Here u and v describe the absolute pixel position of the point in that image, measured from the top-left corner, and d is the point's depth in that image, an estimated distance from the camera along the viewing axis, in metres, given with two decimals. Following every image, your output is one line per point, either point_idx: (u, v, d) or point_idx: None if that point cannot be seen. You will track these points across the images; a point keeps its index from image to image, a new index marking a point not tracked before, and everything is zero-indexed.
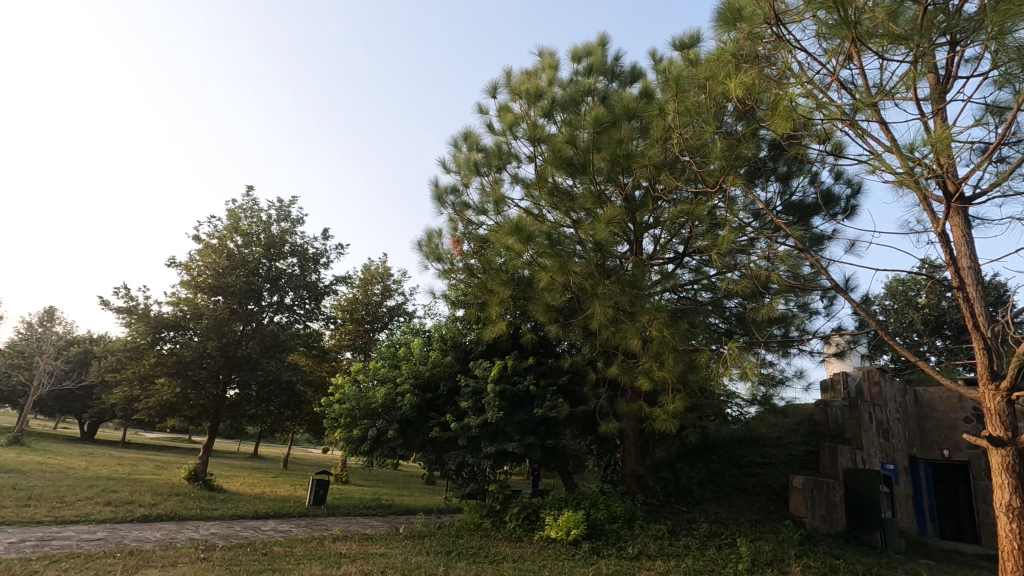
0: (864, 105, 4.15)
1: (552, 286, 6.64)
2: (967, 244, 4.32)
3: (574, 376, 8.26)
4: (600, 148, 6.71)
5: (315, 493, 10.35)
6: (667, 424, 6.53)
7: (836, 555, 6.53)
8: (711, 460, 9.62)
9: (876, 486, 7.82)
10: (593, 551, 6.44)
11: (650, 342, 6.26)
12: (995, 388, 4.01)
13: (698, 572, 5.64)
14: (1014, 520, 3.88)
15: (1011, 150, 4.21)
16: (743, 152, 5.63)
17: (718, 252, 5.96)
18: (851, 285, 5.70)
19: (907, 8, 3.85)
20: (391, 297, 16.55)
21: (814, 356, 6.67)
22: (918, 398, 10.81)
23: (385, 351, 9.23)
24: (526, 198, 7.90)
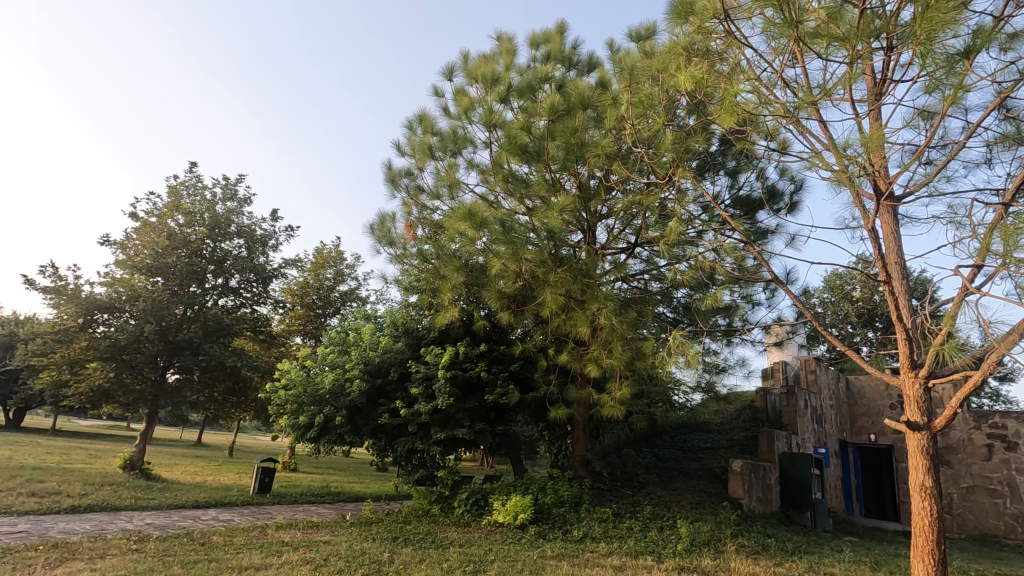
0: (805, 104, 4.32)
1: (504, 273, 6.65)
2: (895, 241, 4.57)
3: (525, 363, 8.31)
4: (555, 136, 6.77)
5: (261, 482, 10.19)
6: (614, 410, 6.68)
7: (769, 534, 6.87)
8: (657, 446, 9.91)
9: (808, 468, 8.30)
10: (540, 535, 6.56)
11: (600, 331, 6.37)
12: (914, 376, 4.28)
13: (639, 552, 5.82)
14: (927, 498, 4.16)
15: (938, 153, 4.45)
16: (692, 145, 5.75)
17: (667, 243, 6.09)
18: (790, 278, 5.95)
19: (847, 10, 3.96)
20: (344, 283, 16.19)
21: (755, 346, 6.94)
22: (850, 386, 11.43)
23: (334, 336, 9.06)
24: (480, 184, 7.84)
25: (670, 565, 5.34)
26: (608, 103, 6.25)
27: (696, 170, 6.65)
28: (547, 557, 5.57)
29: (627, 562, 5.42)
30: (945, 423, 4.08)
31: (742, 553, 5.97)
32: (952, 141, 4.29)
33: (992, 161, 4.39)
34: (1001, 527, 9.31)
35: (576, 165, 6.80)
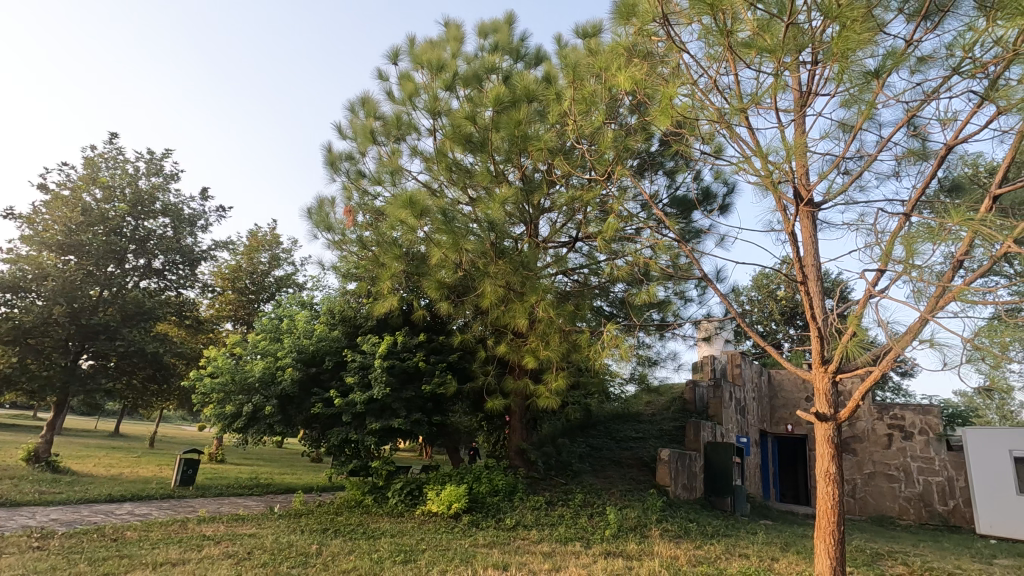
0: (735, 110, 4.55)
1: (445, 262, 6.61)
2: (813, 245, 4.89)
3: (464, 354, 8.32)
4: (500, 128, 6.78)
5: (183, 474, 9.70)
6: (549, 401, 6.81)
7: (691, 519, 7.23)
8: (591, 436, 10.20)
9: (730, 457, 8.78)
10: (473, 523, 6.62)
11: (538, 323, 6.46)
12: (824, 371, 4.62)
13: (569, 539, 5.99)
14: (831, 484, 4.50)
15: (854, 163, 4.78)
16: (631, 144, 5.91)
17: (604, 238, 6.24)
18: (720, 276, 6.26)
19: (775, 23, 4.19)
20: (279, 267, 15.57)
21: (686, 340, 7.24)
22: (772, 379, 12.16)
23: (266, 323, 8.73)
24: (424, 172, 7.74)
25: (597, 550, 5.52)
26: (551, 98, 6.31)
27: (635, 169, 6.84)
28: (478, 545, 5.63)
29: (556, 549, 5.56)
30: (848, 414, 4.44)
31: (665, 537, 6.26)
32: (866, 153, 4.64)
33: (901, 174, 4.76)
34: (896, 509, 10.20)
35: (519, 157, 6.85)
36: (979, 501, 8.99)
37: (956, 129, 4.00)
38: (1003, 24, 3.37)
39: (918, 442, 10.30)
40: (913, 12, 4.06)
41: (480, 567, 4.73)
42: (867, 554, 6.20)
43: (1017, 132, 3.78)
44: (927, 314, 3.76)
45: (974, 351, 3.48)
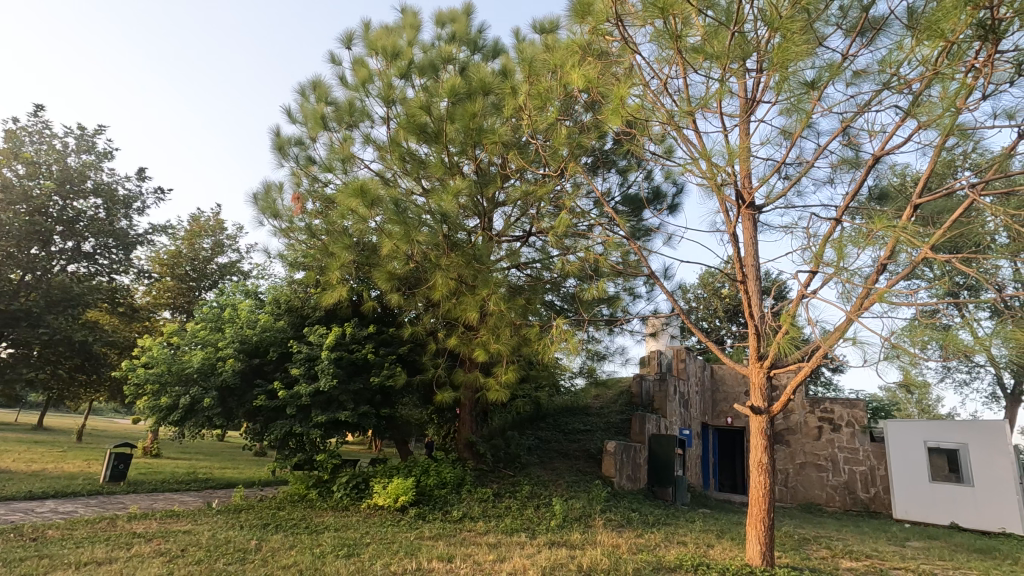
0: (684, 113, 4.69)
1: (396, 253, 6.52)
2: (753, 246, 5.12)
3: (415, 346, 8.25)
4: (455, 120, 6.73)
5: (113, 469, 9.15)
6: (499, 394, 6.84)
7: (634, 508, 7.46)
8: (540, 429, 10.34)
9: (672, 448, 9.10)
10: (419, 516, 6.60)
11: (488, 316, 6.47)
12: (760, 366, 4.87)
13: (515, 530, 6.07)
14: (762, 473, 4.75)
15: (793, 168, 5.03)
16: (585, 142, 5.99)
17: (556, 234, 6.33)
18: (668, 274, 6.46)
19: (721, 30, 4.34)
20: (223, 254, 15.02)
21: (633, 335, 7.43)
22: (714, 374, 12.64)
23: (207, 312, 8.38)
24: (377, 161, 7.60)
25: (542, 540, 5.61)
26: (507, 91, 6.29)
27: (588, 167, 6.94)
28: (424, 538, 5.62)
29: (502, 540, 5.62)
30: (780, 407, 4.70)
31: (608, 527, 6.44)
32: (804, 160, 4.89)
33: (835, 181, 5.05)
34: (824, 496, 10.85)
35: (474, 149, 6.81)
36: (897, 488, 9.67)
37: (884, 141, 4.28)
38: (926, 44, 3.62)
39: (845, 433, 10.96)
40: (849, 28, 4.30)
41: (425, 559, 4.72)
42: (794, 539, 6.57)
43: (936, 146, 4.09)
44: (853, 314, 4.01)
45: (892, 349, 3.75)
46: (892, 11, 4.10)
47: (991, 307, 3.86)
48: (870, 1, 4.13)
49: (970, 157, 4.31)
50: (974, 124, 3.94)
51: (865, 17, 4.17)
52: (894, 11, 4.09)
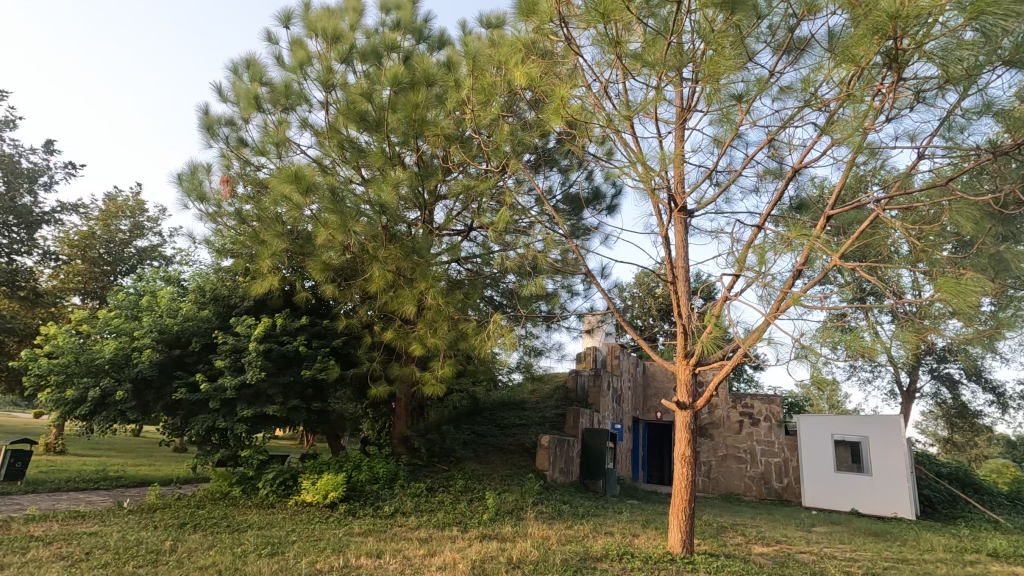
0: (622, 117, 4.83)
1: (332, 243, 6.33)
2: (684, 248, 5.35)
3: (349, 339, 8.05)
4: (396, 109, 6.61)
5: (9, 468, 8.32)
6: (435, 388, 6.80)
7: (565, 501, 7.63)
8: (476, 423, 10.37)
9: (604, 442, 9.37)
10: (349, 512, 6.47)
11: (426, 310, 6.41)
12: (686, 363, 5.11)
13: (446, 524, 6.07)
14: (685, 465, 5.00)
15: (723, 176, 5.31)
16: (527, 140, 6.04)
17: (496, 229, 6.36)
18: (605, 272, 6.63)
19: (659, 40, 4.50)
20: (143, 238, 14.05)
21: (570, 331, 7.57)
22: (646, 370, 13.10)
23: (122, 299, 7.83)
24: (314, 147, 7.36)
25: (473, 534, 5.65)
26: (450, 83, 6.23)
27: (529, 166, 6.99)
28: (353, 534, 5.52)
29: (433, 534, 5.61)
30: (703, 403, 4.95)
31: (539, 519, 6.56)
32: (733, 169, 5.16)
33: (760, 190, 5.35)
34: (742, 486, 11.52)
35: (416, 139, 6.70)
36: (807, 478, 10.40)
37: (803, 154, 4.59)
38: (840, 68, 3.91)
39: (763, 427, 11.67)
40: (776, 46, 4.55)
41: (352, 556, 4.64)
42: (713, 527, 6.94)
43: (848, 163, 4.42)
44: (770, 316, 4.28)
45: (802, 349, 4.02)
46: (814, 34, 4.38)
47: (890, 312, 4.22)
48: (795, 23, 4.39)
49: (879, 174, 4.67)
50: (880, 144, 4.28)
51: (791, 37, 4.43)
52: (816, 35, 4.37)
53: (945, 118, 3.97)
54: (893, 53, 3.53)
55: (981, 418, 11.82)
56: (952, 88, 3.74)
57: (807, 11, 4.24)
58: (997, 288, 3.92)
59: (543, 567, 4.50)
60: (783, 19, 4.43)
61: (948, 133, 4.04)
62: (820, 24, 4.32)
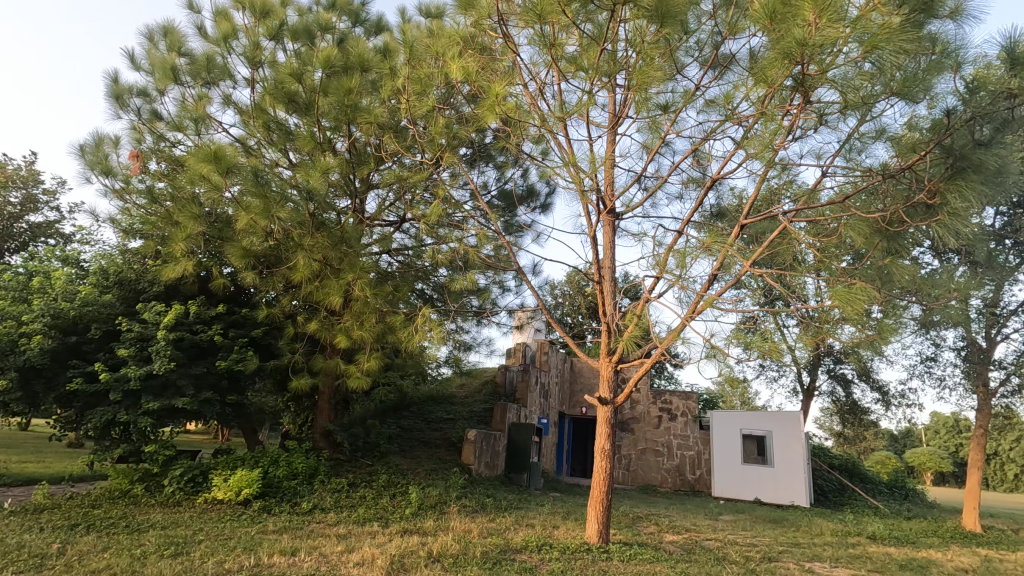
0: (556, 118, 4.95)
1: (253, 229, 6.02)
2: (611, 249, 5.55)
3: (270, 330, 7.70)
4: (328, 93, 6.38)
5: None
6: (360, 381, 6.65)
7: (489, 494, 7.72)
8: (402, 417, 10.25)
9: (530, 436, 9.59)
10: (264, 509, 6.21)
11: (353, 302, 6.26)
12: (609, 360, 5.30)
13: (367, 520, 5.97)
14: (604, 459, 5.19)
15: (651, 180, 5.55)
16: (462, 134, 6.01)
17: (427, 222, 6.30)
18: (535, 270, 6.74)
19: (592, 47, 4.63)
20: (36, 212, 12.73)
21: (500, 327, 7.64)
22: (573, 366, 13.42)
23: (9, 279, 7.09)
24: (238, 126, 6.98)
25: (394, 529, 5.59)
26: (386, 71, 6.09)
27: (464, 160, 6.95)
28: (266, 532, 5.31)
29: (352, 530, 5.50)
30: (623, 398, 5.17)
31: (461, 513, 6.60)
32: (660, 175, 5.41)
33: (683, 196, 5.64)
34: (659, 478, 12.09)
35: (348, 125, 6.50)
36: (717, 471, 11.07)
37: (722, 165, 4.87)
38: (756, 87, 4.18)
39: (679, 422, 12.30)
40: (703, 61, 4.78)
41: (264, 554, 4.47)
42: (629, 518, 7.25)
43: (760, 176, 4.73)
44: (687, 317, 4.52)
45: (710, 349, 4.23)
46: (736, 53, 4.62)
47: (794, 316, 4.56)
48: (721, 40, 4.62)
49: (791, 188, 5.01)
50: (790, 160, 4.62)
51: (716, 53, 4.65)
52: (738, 53, 4.62)
53: (846, 140, 4.34)
54: (801, 77, 3.82)
55: (868, 414, 13.00)
56: (851, 113, 4.08)
57: (730, 31, 4.47)
58: (883, 297, 4.35)
59: (463, 560, 4.53)
60: (709, 36, 4.67)
61: (848, 154, 4.41)
62: (742, 44, 4.56)
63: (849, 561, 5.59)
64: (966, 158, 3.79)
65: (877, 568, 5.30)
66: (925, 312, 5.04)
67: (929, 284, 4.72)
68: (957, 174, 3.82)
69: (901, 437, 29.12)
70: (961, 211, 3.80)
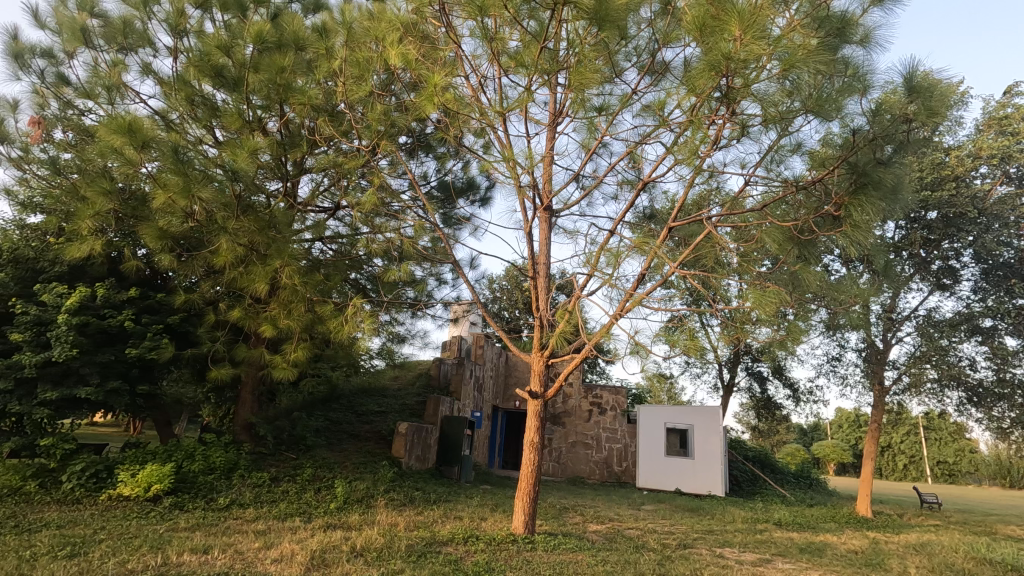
0: (496, 112, 4.96)
1: (171, 209, 5.66)
2: (546, 245, 5.63)
3: (188, 317, 7.26)
4: (259, 69, 6.05)
5: None
6: (285, 372, 6.42)
7: (418, 487, 7.67)
8: (331, 409, 9.98)
9: (462, 429, 9.59)
10: (176, 505, 5.87)
11: (280, 290, 6.01)
12: (541, 354, 5.38)
13: (289, 515, 5.79)
14: (532, 452, 5.28)
15: (588, 180, 5.68)
16: (401, 123, 5.88)
17: (362, 211, 6.13)
18: (472, 263, 6.73)
19: (529, 44, 4.67)
20: None
21: (435, 319, 7.58)
22: (508, 360, 13.53)
23: None
24: (157, 98, 6.53)
25: (317, 524, 5.45)
26: (321, 50, 5.82)
27: (404, 150, 6.88)
28: (176, 530, 5.03)
29: (271, 526, 5.30)
30: (552, 392, 5.27)
31: (389, 506, 6.53)
32: (596, 176, 5.55)
33: (618, 197, 5.81)
34: (587, 470, 12.42)
35: (280, 105, 6.20)
36: (642, 463, 11.52)
37: (653, 169, 5.05)
38: (686, 95, 4.36)
39: (608, 416, 12.69)
40: (641, 66, 4.92)
41: (173, 553, 4.22)
42: (556, 508, 7.41)
43: (689, 181, 4.94)
44: (615, 316, 4.65)
45: (634, 345, 4.37)
46: (671, 61, 4.78)
47: (716, 316, 4.80)
48: (658, 47, 4.77)
49: (716, 195, 5.26)
50: (717, 168, 4.86)
51: (652, 60, 4.79)
52: (674, 61, 4.78)
53: (767, 152, 4.60)
54: (727, 90, 4.02)
55: (780, 410, 13.91)
56: (771, 127, 4.33)
57: (666, 39, 4.62)
58: (794, 300, 4.66)
59: (387, 554, 4.48)
60: (646, 43, 4.81)
61: (769, 165, 4.67)
62: (677, 53, 4.73)
63: (755, 545, 6.00)
64: (868, 174, 4.10)
65: (780, 552, 5.71)
66: (830, 315, 5.46)
67: (834, 289, 5.11)
68: (860, 189, 4.14)
69: (809, 431, 31.38)
70: (862, 223, 4.11)
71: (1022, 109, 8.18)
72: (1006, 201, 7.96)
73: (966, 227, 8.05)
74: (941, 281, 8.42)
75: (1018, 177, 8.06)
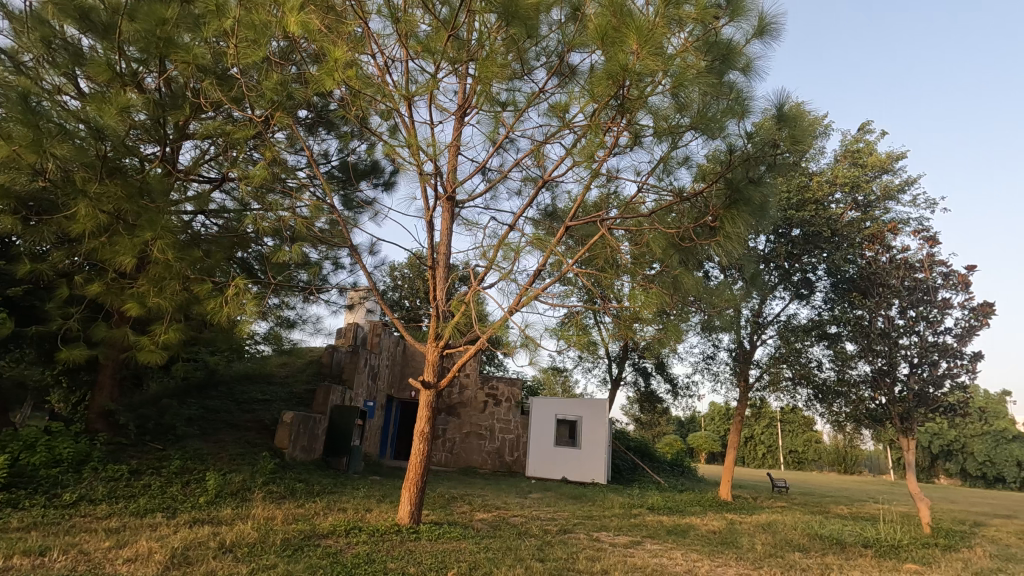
0: (401, 96, 4.87)
1: (16, 164, 4.93)
2: (448, 235, 5.61)
3: (35, 290, 6.39)
4: (136, 18, 5.42)
5: None
6: (152, 356, 5.83)
7: (302, 479, 7.35)
8: (208, 397, 9.24)
9: (353, 419, 9.31)
10: (8, 503, 5.13)
11: (150, 265, 5.45)
12: (436, 344, 5.36)
13: (149, 511, 5.29)
14: (421, 442, 5.25)
15: (493, 173, 5.73)
16: (299, 96, 5.55)
17: (250, 185, 5.69)
18: (369, 248, 6.52)
19: (438, 31, 4.62)
20: None
21: (329, 305, 7.25)
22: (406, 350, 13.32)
23: None
24: (6, 36, 5.66)
25: (183, 519, 5.04)
26: (211, 7, 5.28)
27: (302, 124, 6.49)
28: (6, 530, 4.41)
29: (128, 523, 4.83)
30: (445, 383, 5.27)
31: (267, 500, 6.19)
32: (501, 170, 5.61)
33: (521, 192, 5.91)
34: (479, 461, 12.53)
35: (161, 61, 5.59)
36: (532, 453, 11.86)
37: (554, 167, 5.20)
38: (587, 101, 4.53)
39: (503, 407, 12.90)
40: (549, 67, 5.01)
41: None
42: (445, 498, 7.43)
43: (587, 183, 5.18)
44: (509, 309, 4.75)
45: (523, 338, 4.47)
46: (579, 65, 4.91)
47: (607, 314, 5.01)
48: (566, 50, 4.88)
49: (612, 199, 5.52)
50: (614, 173, 5.12)
51: (560, 62, 4.91)
52: (582, 65, 4.91)
53: (659, 163, 4.90)
54: (623, 100, 4.25)
55: (661, 403, 14.95)
56: (662, 139, 4.62)
57: (575, 44, 4.75)
58: (675, 303, 5.01)
59: (259, 550, 4.25)
60: (555, 45, 4.90)
61: (661, 175, 4.97)
62: (585, 58, 4.86)
63: (628, 528, 6.44)
64: (740, 191, 4.51)
65: (650, 534, 6.17)
66: (706, 317, 5.95)
67: (710, 294, 5.58)
68: (733, 204, 4.54)
69: (686, 423, 34.07)
70: (734, 234, 4.48)
71: (870, 145, 9.41)
72: (854, 224, 9.11)
73: (821, 245, 9.15)
74: (800, 290, 9.53)
75: (863, 205, 9.26)
